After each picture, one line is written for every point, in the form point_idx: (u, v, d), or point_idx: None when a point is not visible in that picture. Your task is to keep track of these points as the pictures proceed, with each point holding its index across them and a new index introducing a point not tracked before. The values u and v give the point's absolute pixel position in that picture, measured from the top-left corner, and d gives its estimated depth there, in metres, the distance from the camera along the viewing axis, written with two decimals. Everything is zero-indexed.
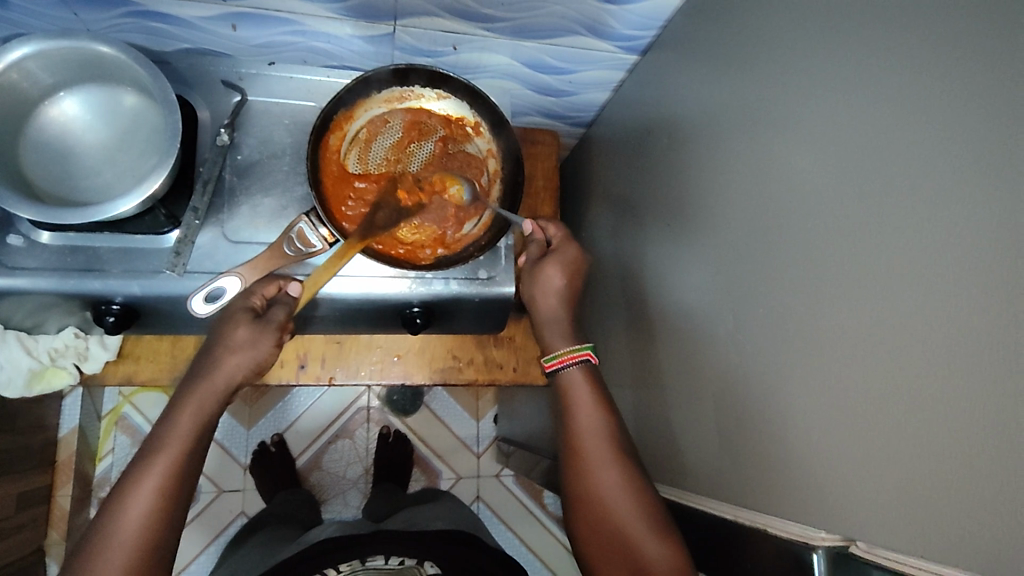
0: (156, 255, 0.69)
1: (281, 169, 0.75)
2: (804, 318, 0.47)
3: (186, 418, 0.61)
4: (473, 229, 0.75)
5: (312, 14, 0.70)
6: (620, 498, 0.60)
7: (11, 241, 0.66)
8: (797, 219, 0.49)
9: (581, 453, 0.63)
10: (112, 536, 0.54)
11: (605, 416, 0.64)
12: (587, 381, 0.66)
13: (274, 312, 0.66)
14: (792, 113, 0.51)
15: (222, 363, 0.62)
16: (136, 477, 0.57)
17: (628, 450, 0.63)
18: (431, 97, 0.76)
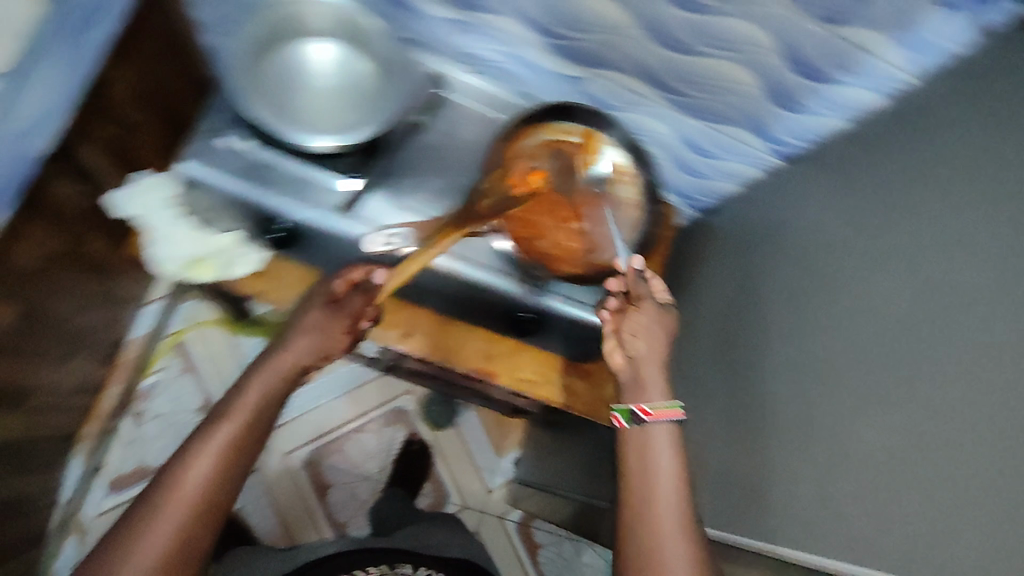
0: (330, 194, 0.77)
1: (449, 158, 0.84)
2: (955, 410, 0.53)
3: (251, 395, 0.67)
4: (602, 260, 0.81)
5: (523, 40, 0.80)
6: (680, 561, 0.62)
7: (222, 142, 0.75)
8: (943, 326, 0.55)
9: (657, 500, 0.65)
10: (174, 491, 0.59)
11: (677, 483, 0.66)
12: (672, 440, 0.69)
13: (350, 300, 0.75)
14: (938, 234, 0.57)
15: (293, 343, 0.72)
16: (202, 438, 0.63)
17: (691, 522, 0.65)
18: (598, 138, 0.83)
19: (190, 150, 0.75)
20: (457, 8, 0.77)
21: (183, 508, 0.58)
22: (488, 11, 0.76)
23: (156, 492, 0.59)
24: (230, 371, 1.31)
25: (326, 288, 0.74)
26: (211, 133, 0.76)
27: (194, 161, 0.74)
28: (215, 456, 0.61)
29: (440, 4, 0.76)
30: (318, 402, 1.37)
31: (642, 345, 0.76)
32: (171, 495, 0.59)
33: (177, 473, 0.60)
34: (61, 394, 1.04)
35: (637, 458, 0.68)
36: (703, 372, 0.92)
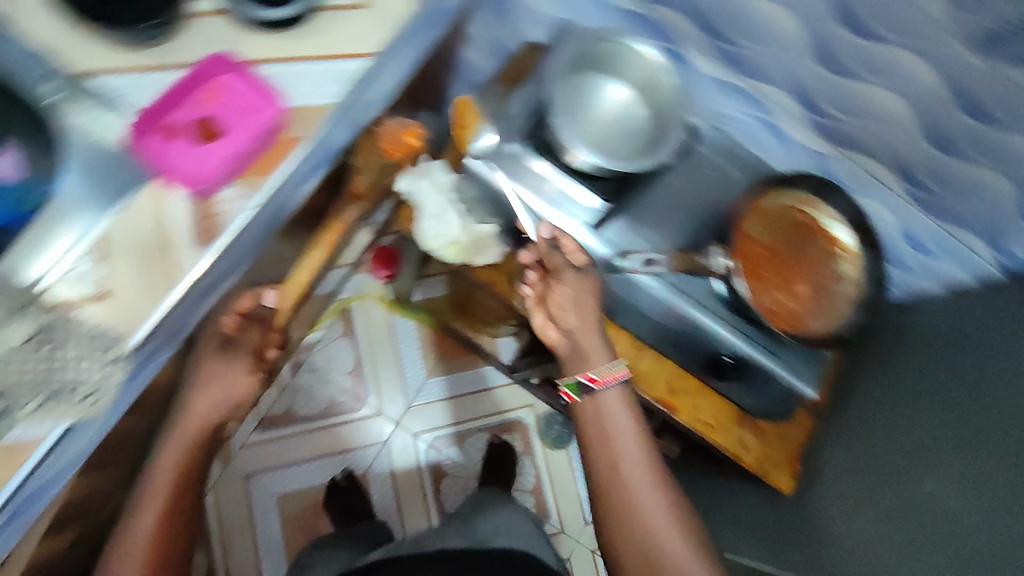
0: (583, 209, 0.86)
1: (689, 200, 0.90)
2: None
3: (202, 407, 0.80)
4: (813, 327, 0.86)
5: (787, 112, 0.86)
6: (662, 524, 0.78)
7: (507, 146, 0.84)
8: None
9: (621, 479, 0.80)
10: (148, 488, 0.76)
11: (648, 458, 0.81)
12: (624, 403, 0.83)
13: (243, 365, 0.78)
14: None
15: (196, 404, 0.80)
16: (152, 486, 0.76)
17: (670, 489, 0.81)
18: (829, 215, 0.88)
19: (482, 147, 0.85)
20: (741, 72, 0.85)
21: (164, 490, 0.76)
22: (766, 81, 0.83)
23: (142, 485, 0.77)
24: (382, 344, 1.43)
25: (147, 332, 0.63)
26: (503, 139, 0.85)
27: (485, 162, 0.85)
28: (183, 454, 0.78)
29: (726, 66, 0.85)
30: (450, 393, 1.44)
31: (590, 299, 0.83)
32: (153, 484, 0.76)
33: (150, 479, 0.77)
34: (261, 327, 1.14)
35: (598, 444, 0.82)
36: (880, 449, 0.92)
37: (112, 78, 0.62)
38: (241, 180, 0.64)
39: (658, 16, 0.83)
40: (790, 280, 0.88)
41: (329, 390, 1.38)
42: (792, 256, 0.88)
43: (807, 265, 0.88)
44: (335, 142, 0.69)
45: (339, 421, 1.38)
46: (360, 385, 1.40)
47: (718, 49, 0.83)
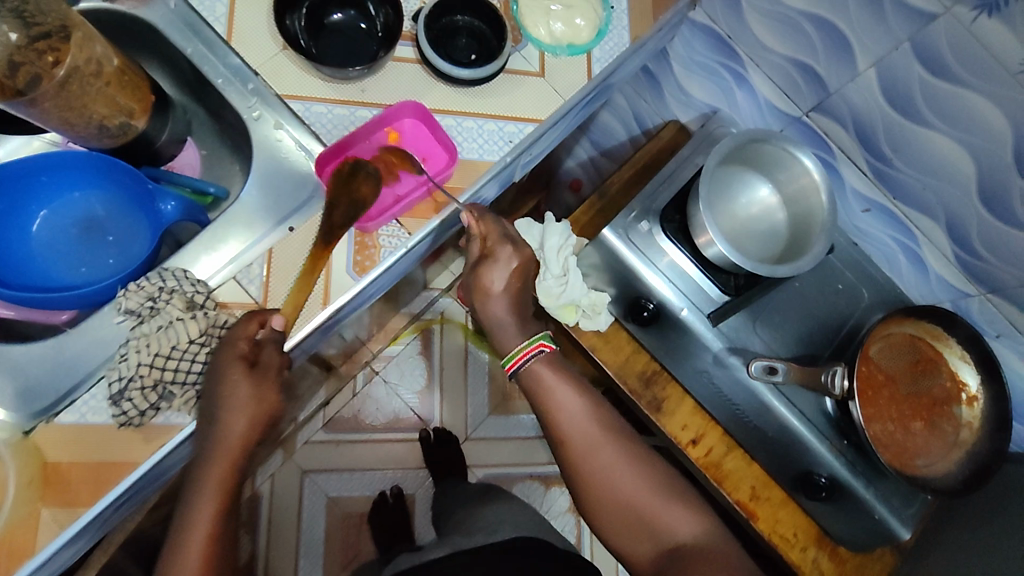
0: (702, 300, 0.86)
1: (809, 312, 0.89)
2: None
3: (236, 428, 0.55)
4: (920, 466, 0.82)
5: (931, 244, 0.84)
6: (618, 467, 0.68)
7: (641, 225, 0.86)
8: None
9: (565, 431, 0.69)
10: (183, 540, 0.53)
11: (576, 394, 0.71)
12: (550, 367, 0.71)
13: (266, 352, 0.58)
14: None
15: (230, 416, 0.55)
16: (193, 491, 0.54)
17: (606, 420, 0.71)
18: (956, 353, 0.84)
19: (617, 219, 0.86)
20: (894, 197, 0.83)
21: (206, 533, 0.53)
22: (915, 208, 0.82)
23: (172, 540, 0.53)
24: (455, 371, 1.45)
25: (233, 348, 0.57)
26: (639, 214, 0.86)
27: (617, 232, 0.86)
28: (220, 490, 0.54)
29: (880, 188, 0.84)
30: (509, 434, 1.45)
31: (500, 285, 0.70)
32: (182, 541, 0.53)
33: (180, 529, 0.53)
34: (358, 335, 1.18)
35: (539, 404, 0.71)
36: None
37: (313, 104, 0.68)
38: (404, 219, 0.66)
39: (818, 126, 0.84)
40: (903, 412, 0.84)
41: (395, 404, 1.41)
42: (910, 388, 0.85)
43: (924, 400, 0.85)
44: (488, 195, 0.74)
45: (400, 436, 1.40)
46: (426, 406, 1.42)
47: (873, 168, 0.82)
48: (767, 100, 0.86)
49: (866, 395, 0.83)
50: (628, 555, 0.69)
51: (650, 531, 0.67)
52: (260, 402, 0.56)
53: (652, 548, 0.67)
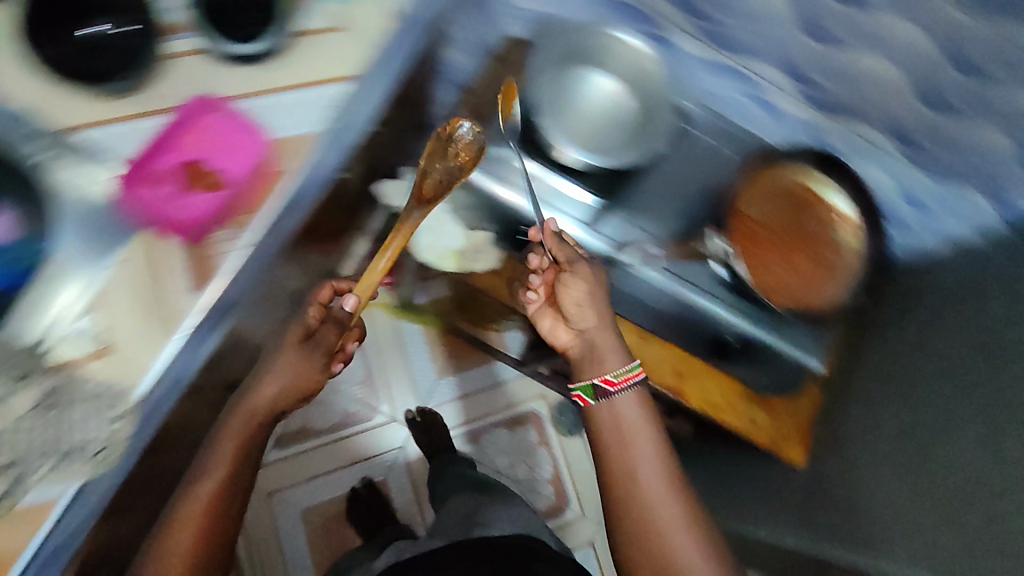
0: (577, 206, 0.85)
1: (684, 188, 0.90)
2: None
3: (206, 487, 0.63)
4: (819, 301, 0.85)
5: (776, 86, 0.85)
6: (665, 509, 0.65)
7: (495, 148, 0.83)
8: None
9: (655, 517, 0.65)
10: (182, 520, 0.62)
11: (660, 449, 0.68)
12: (636, 407, 0.70)
13: (323, 333, 0.74)
14: None
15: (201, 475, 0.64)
16: (167, 542, 0.62)
17: (675, 475, 0.68)
18: (826, 185, 0.87)
19: None
20: (726, 50, 0.83)
21: (195, 532, 0.62)
22: (747, 55, 0.83)
23: (171, 515, 0.63)
24: (391, 350, 1.43)
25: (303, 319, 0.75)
26: (491, 142, 0.84)
27: (472, 168, 0.83)
28: (195, 539, 0.61)
29: (711, 45, 0.83)
30: (463, 392, 1.46)
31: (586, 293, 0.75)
32: (180, 519, 0.62)
33: (185, 503, 0.63)
34: None
35: (613, 442, 0.69)
36: None
37: (88, 131, 0.60)
38: (231, 222, 0.61)
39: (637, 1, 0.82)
40: (789, 254, 0.86)
41: (343, 402, 1.39)
42: (793, 231, 0.87)
43: (808, 238, 0.87)
44: (329, 165, 0.65)
45: (357, 430, 1.39)
46: (373, 393, 1.41)
47: (702, 28, 0.82)
48: None
49: (754, 250, 0.85)
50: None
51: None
52: (253, 423, 0.68)
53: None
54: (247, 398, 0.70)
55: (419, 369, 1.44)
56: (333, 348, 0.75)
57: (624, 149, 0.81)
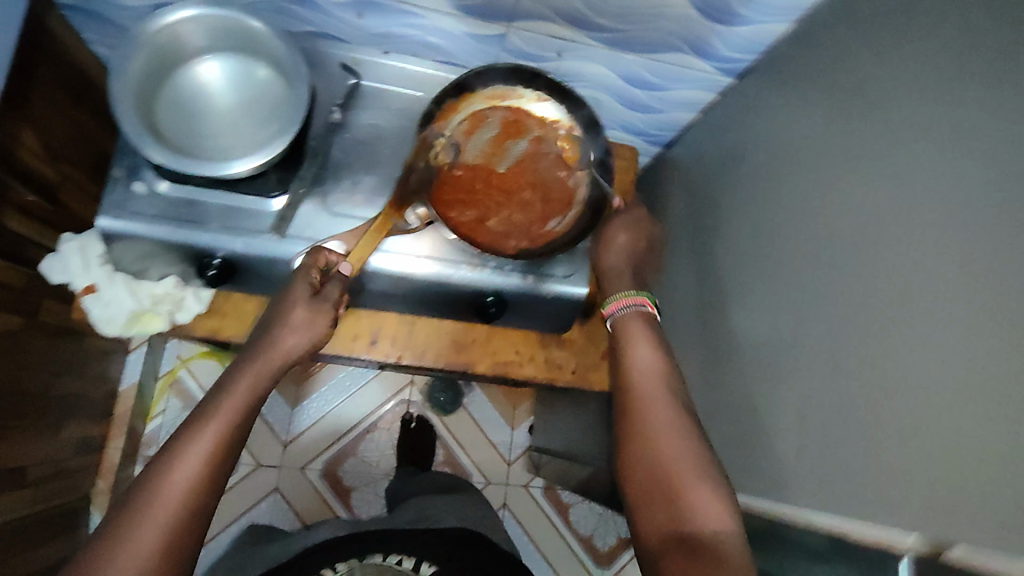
0: (260, 217, 0.73)
1: (383, 151, 0.78)
2: (904, 334, 0.47)
3: (177, 477, 0.53)
4: (558, 226, 0.77)
5: (433, 9, 0.73)
6: (669, 437, 0.62)
7: (134, 187, 0.70)
8: (890, 250, 0.49)
9: (631, 393, 0.67)
10: (155, 497, 0.52)
11: (659, 360, 0.69)
12: (644, 326, 0.71)
13: (329, 289, 0.68)
14: (887, 140, 0.51)
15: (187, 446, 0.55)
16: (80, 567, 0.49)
17: (684, 405, 0.66)
18: (532, 97, 0.79)
19: (106, 201, 0.70)
20: None
21: (171, 513, 0.52)
22: None
23: (134, 498, 0.52)
24: None
25: (307, 279, 0.67)
26: (126, 179, 0.71)
27: (109, 216, 0.69)
28: (180, 513, 0.52)
29: None
30: (322, 412, 1.38)
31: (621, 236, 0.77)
32: (156, 490, 0.52)
33: (157, 481, 0.53)
34: (63, 460, 1.03)
35: (616, 351, 0.71)
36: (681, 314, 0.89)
37: None
38: None
39: None
40: (509, 188, 0.77)
41: None
42: (511, 159, 0.79)
43: (529, 161, 0.79)
44: None
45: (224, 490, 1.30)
46: None
47: None
48: None
49: (458, 203, 0.75)
50: (638, 514, 0.61)
51: (669, 502, 0.59)
52: (267, 376, 0.63)
53: (665, 516, 0.59)
54: (276, 330, 0.64)
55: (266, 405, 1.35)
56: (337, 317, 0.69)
57: (268, 139, 0.69)
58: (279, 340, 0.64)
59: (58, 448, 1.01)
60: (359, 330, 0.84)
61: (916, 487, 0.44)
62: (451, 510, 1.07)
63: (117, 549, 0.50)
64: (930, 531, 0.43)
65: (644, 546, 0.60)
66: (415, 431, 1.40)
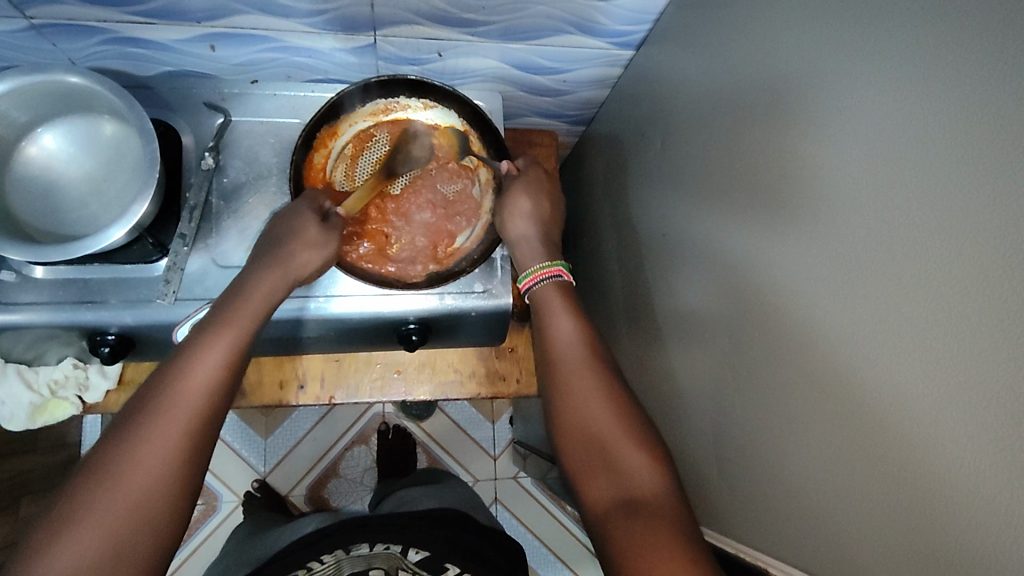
0: (146, 284, 0.68)
1: (268, 189, 0.73)
2: (840, 321, 0.44)
3: (197, 377, 0.50)
4: (465, 242, 0.73)
5: (290, 30, 0.68)
6: (593, 401, 0.56)
7: (3, 277, 0.66)
8: (821, 229, 0.46)
9: (557, 363, 0.60)
10: (177, 396, 0.49)
11: (576, 319, 0.62)
12: (559, 292, 0.65)
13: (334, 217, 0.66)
14: (803, 108, 0.49)
15: (203, 351, 0.51)
16: (97, 474, 0.44)
17: (606, 360, 0.60)
18: (417, 106, 0.73)
19: None
20: (198, 21, 0.65)
21: (191, 415, 0.49)
22: (224, 19, 0.65)
23: (151, 401, 0.48)
24: None
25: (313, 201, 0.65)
26: None
27: None
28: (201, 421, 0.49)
29: (178, 24, 0.65)
30: (295, 439, 1.36)
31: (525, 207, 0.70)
32: (178, 387, 0.49)
33: (178, 379, 0.49)
34: None
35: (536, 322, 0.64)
36: (625, 302, 0.85)
37: None
38: None
39: (53, 18, 0.62)
40: (406, 211, 0.73)
41: None
42: (405, 176, 0.74)
43: (423, 176, 0.74)
44: None
45: (208, 531, 1.29)
46: (204, 490, 1.30)
47: (146, 13, 0.63)
48: None
49: (353, 236, 0.71)
50: (579, 488, 0.54)
51: (609, 469, 0.53)
52: (283, 288, 0.60)
53: (608, 484, 0.52)
54: (288, 246, 0.61)
55: (237, 441, 1.34)
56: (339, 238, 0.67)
57: (129, 202, 0.64)
58: (295, 253, 0.61)
59: (19, 528, 0.99)
60: (286, 377, 0.82)
61: (855, 472, 0.42)
62: (433, 492, 0.88)
63: (143, 437, 0.46)
64: (875, 518, 0.41)
65: (586, 516, 0.52)
66: (393, 440, 1.37)
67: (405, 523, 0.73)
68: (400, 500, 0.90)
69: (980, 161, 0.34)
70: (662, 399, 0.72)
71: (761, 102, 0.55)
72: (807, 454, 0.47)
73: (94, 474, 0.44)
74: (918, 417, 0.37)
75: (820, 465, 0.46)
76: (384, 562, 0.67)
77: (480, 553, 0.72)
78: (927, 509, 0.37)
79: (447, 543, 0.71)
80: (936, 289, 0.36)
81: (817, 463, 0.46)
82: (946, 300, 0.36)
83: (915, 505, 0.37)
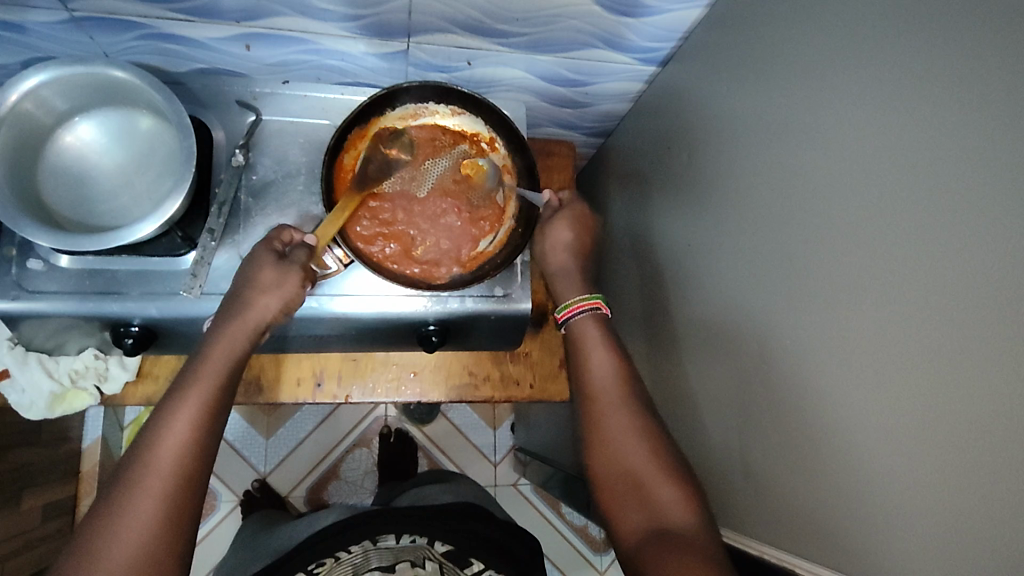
0: (172, 278, 0.68)
1: (295, 188, 0.74)
2: (862, 331, 0.45)
3: (169, 441, 0.52)
4: (489, 246, 0.74)
5: (325, 33, 0.69)
6: (626, 435, 0.58)
7: (31, 265, 0.66)
8: (841, 243, 0.48)
9: (588, 395, 0.61)
10: (149, 464, 0.51)
11: (609, 353, 0.63)
12: (595, 326, 0.64)
13: (295, 253, 0.64)
14: (826, 126, 0.51)
15: (175, 416, 0.53)
16: (83, 547, 0.48)
17: (638, 392, 0.61)
18: (446, 113, 0.74)
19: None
20: (236, 21, 0.66)
21: (169, 479, 0.51)
22: (260, 19, 0.66)
23: (127, 473, 0.51)
24: None
25: (270, 244, 0.64)
26: (19, 258, 0.66)
27: (7, 299, 0.65)
28: (178, 481, 0.51)
29: (215, 23, 0.67)
30: (296, 439, 1.36)
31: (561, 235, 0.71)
32: (151, 455, 0.51)
33: (150, 446, 0.52)
34: (31, 528, 1.01)
35: (571, 356, 0.64)
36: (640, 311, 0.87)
37: None
38: None
39: (93, 11, 0.63)
40: (431, 214, 0.74)
41: None
42: (431, 181, 0.75)
43: (447, 182, 0.75)
44: None
45: (206, 530, 1.28)
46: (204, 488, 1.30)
47: (185, 11, 0.64)
48: (23, 26, 0.65)
49: (379, 236, 0.72)
50: (612, 519, 0.56)
51: (642, 502, 0.55)
52: (245, 336, 0.59)
53: (641, 517, 0.54)
54: (244, 294, 0.60)
55: (239, 440, 1.34)
56: (309, 275, 0.64)
57: (161, 197, 0.65)
58: (251, 300, 0.60)
59: (21, 521, 0.99)
60: (304, 374, 0.83)
61: (875, 473, 0.44)
62: (446, 490, 0.88)
63: (120, 509, 0.49)
64: (892, 521, 0.42)
65: (620, 548, 0.55)
66: (396, 444, 1.37)
67: (428, 519, 0.74)
68: (412, 498, 0.90)
69: (999, 178, 0.36)
70: (679, 406, 0.73)
71: (783, 119, 0.57)
72: (825, 459, 0.49)
73: (79, 549, 0.48)
74: (941, 423, 0.39)
75: (842, 471, 0.47)
76: (410, 554, 0.66)
77: (498, 544, 0.74)
78: (947, 513, 0.38)
79: (468, 539, 0.72)
80: (957, 300, 0.38)
81: (838, 467, 0.47)
82: (967, 311, 0.37)
83: (936, 510, 0.39)
